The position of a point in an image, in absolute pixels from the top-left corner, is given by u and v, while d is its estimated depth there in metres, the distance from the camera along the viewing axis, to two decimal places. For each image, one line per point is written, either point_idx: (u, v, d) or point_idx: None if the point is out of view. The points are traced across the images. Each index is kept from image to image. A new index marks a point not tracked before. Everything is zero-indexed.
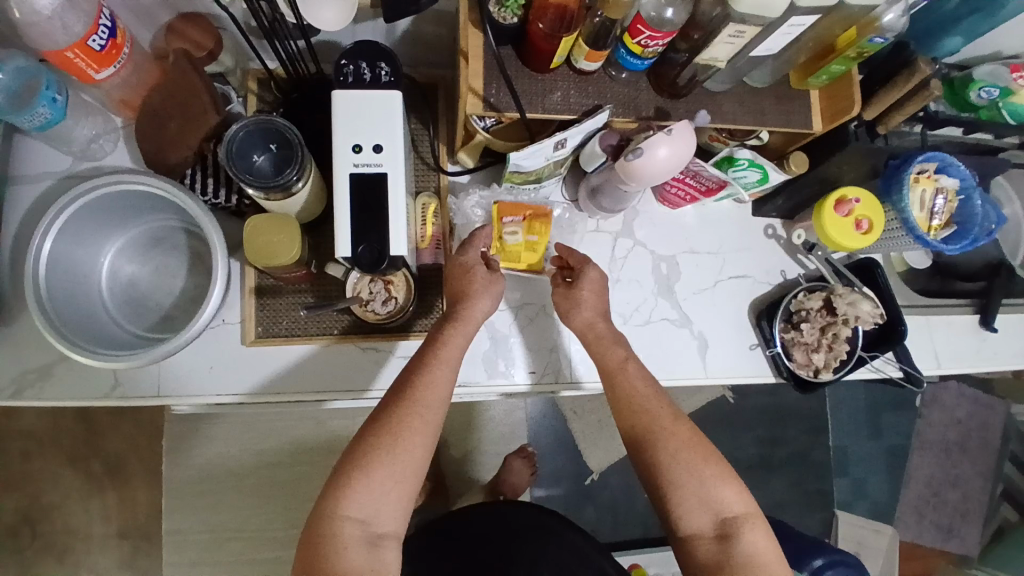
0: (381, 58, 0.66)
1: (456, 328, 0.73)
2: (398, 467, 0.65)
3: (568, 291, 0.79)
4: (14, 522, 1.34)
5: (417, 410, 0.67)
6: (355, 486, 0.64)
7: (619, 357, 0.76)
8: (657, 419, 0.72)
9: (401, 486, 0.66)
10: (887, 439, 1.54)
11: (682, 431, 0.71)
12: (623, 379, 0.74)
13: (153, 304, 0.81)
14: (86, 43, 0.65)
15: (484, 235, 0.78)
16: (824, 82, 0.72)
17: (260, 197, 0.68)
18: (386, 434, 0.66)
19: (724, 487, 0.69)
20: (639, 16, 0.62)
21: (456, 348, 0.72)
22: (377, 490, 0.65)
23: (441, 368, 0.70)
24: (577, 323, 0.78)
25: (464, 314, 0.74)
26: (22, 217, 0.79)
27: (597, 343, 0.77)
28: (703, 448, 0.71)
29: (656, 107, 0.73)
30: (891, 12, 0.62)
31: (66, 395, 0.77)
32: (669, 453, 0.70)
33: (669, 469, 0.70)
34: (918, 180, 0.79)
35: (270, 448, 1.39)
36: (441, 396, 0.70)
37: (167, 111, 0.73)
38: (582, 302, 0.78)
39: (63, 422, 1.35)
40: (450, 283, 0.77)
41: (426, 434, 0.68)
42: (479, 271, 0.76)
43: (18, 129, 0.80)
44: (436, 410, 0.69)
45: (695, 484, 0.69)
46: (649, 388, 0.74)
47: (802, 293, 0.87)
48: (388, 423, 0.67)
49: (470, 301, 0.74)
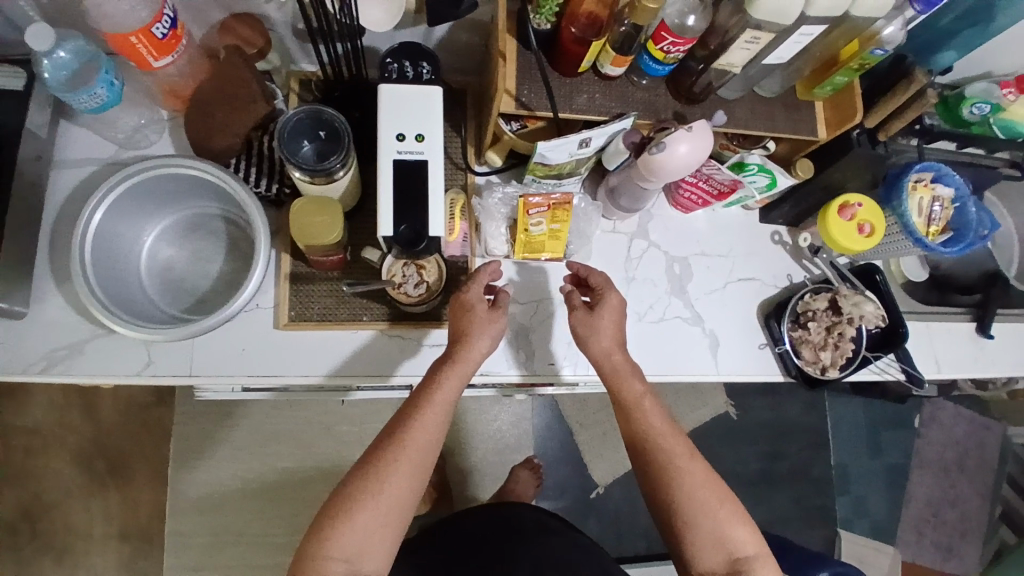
0: (423, 59, 0.74)
1: (454, 368, 0.74)
2: (381, 509, 0.68)
3: (588, 316, 0.79)
4: (14, 519, 1.32)
5: (406, 455, 0.70)
6: (341, 526, 0.67)
7: (636, 392, 0.77)
8: (672, 457, 0.74)
9: (386, 528, 0.68)
10: (887, 457, 1.56)
11: (698, 470, 0.74)
12: (640, 415, 0.76)
13: (189, 286, 0.84)
14: (150, 30, 0.70)
15: (487, 275, 0.79)
16: (829, 93, 0.78)
17: (305, 180, 0.72)
18: (372, 477, 0.69)
19: (738, 528, 0.72)
20: (663, 23, 0.69)
21: (451, 391, 0.73)
22: (361, 532, 0.67)
23: (432, 412, 0.72)
24: (595, 352, 0.78)
25: (460, 355, 0.74)
26: (64, 198, 0.83)
27: (615, 374, 0.77)
28: (719, 489, 0.73)
29: (675, 111, 0.79)
30: (890, 27, 0.69)
31: (97, 372, 0.79)
32: (683, 493, 0.73)
33: (684, 509, 0.73)
34: (916, 187, 0.85)
35: (278, 452, 1.40)
36: (431, 437, 0.72)
37: (215, 102, 0.78)
38: (600, 329, 0.78)
39: (70, 418, 1.35)
40: (451, 321, 0.77)
41: (412, 476, 0.70)
42: (478, 308, 0.76)
43: (64, 116, 0.84)
44: (424, 452, 0.71)
45: (710, 524, 0.72)
46: (666, 425, 0.76)
47: (808, 295, 0.92)
48: (375, 464, 0.69)
49: (469, 341, 0.74)
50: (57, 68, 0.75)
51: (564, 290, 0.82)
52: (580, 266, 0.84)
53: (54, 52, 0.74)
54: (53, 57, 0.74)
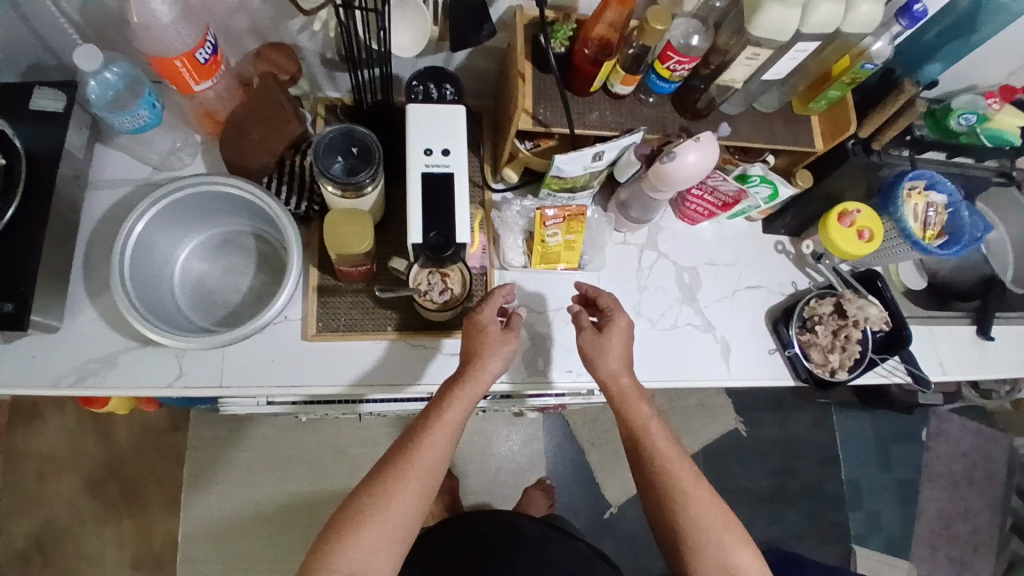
0: (446, 81, 0.79)
1: (465, 388, 0.74)
2: (388, 527, 0.68)
3: (596, 336, 0.80)
4: (25, 548, 1.31)
5: (414, 472, 0.70)
6: (347, 541, 0.67)
7: (642, 416, 0.77)
8: (679, 481, 0.74)
9: (391, 544, 0.68)
10: (897, 472, 1.57)
11: (704, 494, 0.74)
12: (647, 438, 0.76)
13: (220, 299, 0.87)
14: (194, 55, 0.75)
15: (504, 293, 0.80)
16: (823, 107, 0.84)
17: (336, 193, 0.76)
18: (380, 493, 0.69)
19: (742, 553, 0.73)
20: (670, 44, 0.74)
21: (459, 410, 0.73)
22: (367, 548, 0.67)
23: (440, 431, 0.72)
24: (602, 373, 0.79)
25: (473, 374, 0.74)
26: (99, 216, 0.87)
27: (622, 397, 0.78)
28: (726, 514, 0.74)
29: (680, 126, 0.84)
30: (878, 42, 0.75)
31: (128, 383, 0.81)
32: (691, 516, 0.73)
33: (691, 533, 0.73)
34: (910, 195, 0.91)
35: (291, 475, 1.39)
36: (440, 456, 0.72)
37: (251, 123, 0.83)
38: (608, 350, 0.79)
39: (83, 444, 1.36)
40: (463, 341, 0.78)
41: (420, 493, 0.70)
42: (492, 328, 0.77)
43: (100, 140, 0.89)
44: (433, 470, 0.71)
45: (715, 547, 0.72)
46: (672, 449, 0.76)
47: (814, 300, 0.96)
48: (382, 482, 0.69)
49: (481, 360, 0.75)
50: (104, 87, 0.80)
51: (573, 312, 0.84)
52: (589, 287, 0.86)
53: (102, 73, 0.80)
54: (101, 77, 0.79)
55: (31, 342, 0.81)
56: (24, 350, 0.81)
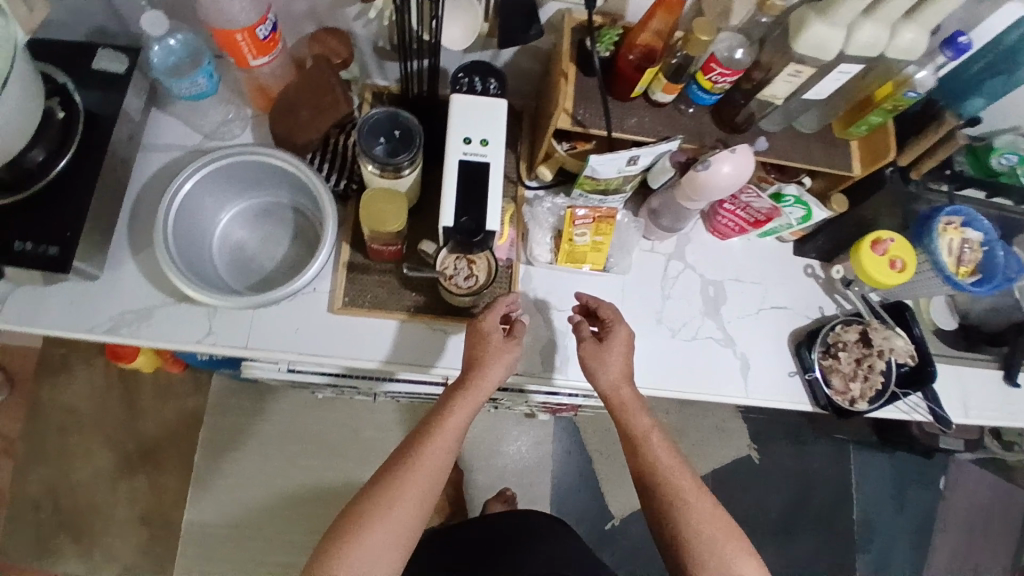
0: (492, 76, 0.80)
1: (466, 396, 0.75)
2: (390, 534, 0.69)
3: (597, 347, 0.80)
4: (38, 495, 1.36)
5: (415, 478, 0.71)
6: (350, 547, 0.68)
7: (644, 426, 0.78)
8: (678, 489, 0.74)
9: (393, 551, 0.69)
10: (911, 516, 1.52)
11: (705, 503, 0.74)
12: (646, 448, 0.77)
13: (255, 266, 0.90)
14: (254, 30, 0.77)
15: (506, 303, 0.81)
16: (864, 132, 0.84)
17: (376, 172, 0.79)
18: (383, 501, 0.70)
19: (745, 562, 0.72)
20: (713, 56, 0.75)
21: (462, 417, 0.75)
22: (370, 555, 0.68)
23: (442, 439, 0.74)
24: (603, 385, 0.80)
25: (475, 381, 0.76)
26: (150, 177, 0.91)
27: (623, 408, 0.79)
28: (728, 525, 0.73)
29: (718, 139, 0.84)
30: (922, 71, 0.75)
31: (161, 336, 0.85)
32: (693, 526, 0.73)
33: (692, 543, 0.72)
34: (946, 230, 0.89)
35: (302, 450, 1.42)
36: (442, 464, 0.73)
37: (301, 102, 0.86)
38: (609, 363, 0.80)
39: (107, 401, 1.41)
40: (466, 349, 0.79)
41: (423, 504, 0.71)
42: (494, 336, 0.78)
43: (157, 106, 0.92)
44: (434, 477, 0.72)
45: (716, 559, 0.71)
46: (671, 458, 0.76)
47: (840, 326, 0.95)
48: (384, 488, 0.71)
49: (483, 368, 0.76)
50: (167, 53, 0.84)
51: (574, 321, 0.85)
52: (590, 298, 0.86)
53: (166, 40, 0.84)
54: (165, 44, 0.84)
55: (76, 289, 0.85)
56: (67, 296, 0.85)
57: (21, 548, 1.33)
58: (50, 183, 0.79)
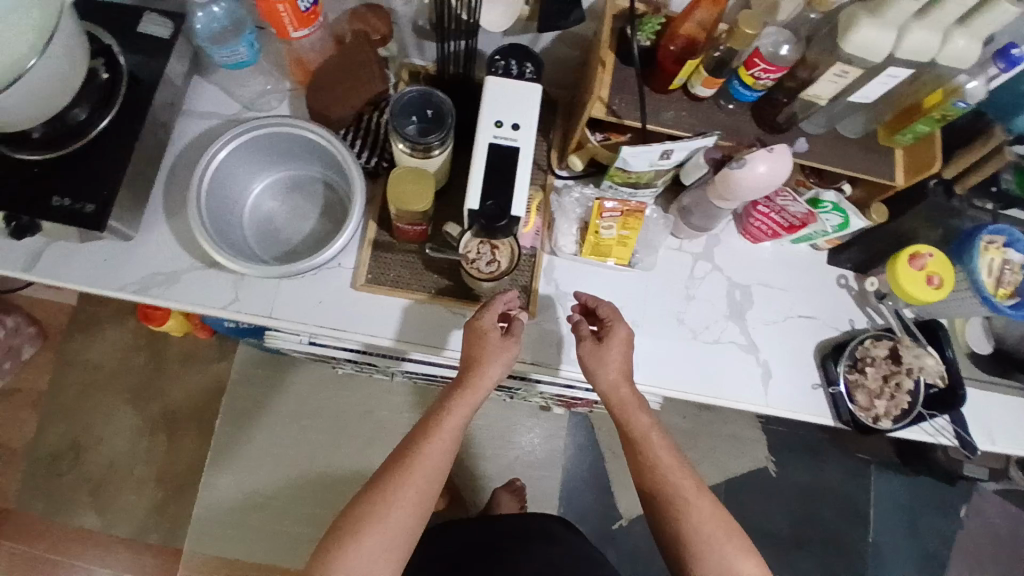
0: (528, 60, 0.79)
1: (463, 396, 0.76)
2: (387, 536, 0.69)
3: (596, 346, 0.79)
4: (61, 446, 1.40)
5: (411, 481, 0.71)
6: (347, 549, 0.68)
7: (644, 424, 0.77)
8: (680, 489, 0.74)
9: (390, 554, 0.69)
10: (929, 545, 1.47)
11: (705, 502, 0.73)
12: (647, 449, 0.76)
13: (283, 237, 0.92)
14: (297, 3, 0.77)
15: (501, 303, 0.80)
16: (909, 141, 0.80)
17: (406, 151, 0.79)
18: (380, 502, 0.70)
19: (744, 561, 0.71)
20: (758, 50, 0.73)
21: (459, 418, 0.75)
22: (368, 557, 0.68)
23: (439, 440, 0.74)
24: (602, 384, 0.78)
25: (473, 382, 0.76)
26: (188, 142, 0.92)
27: (622, 407, 0.78)
28: (727, 524, 0.73)
29: (757, 137, 0.82)
30: (973, 82, 0.71)
31: (187, 300, 0.87)
32: (693, 524, 0.72)
33: (690, 540, 0.72)
34: (987, 249, 0.86)
35: (317, 424, 1.45)
36: (440, 466, 0.73)
37: (337, 78, 0.87)
38: (608, 361, 0.78)
39: (134, 361, 1.45)
40: (465, 349, 0.78)
41: (420, 506, 0.71)
42: (493, 334, 0.77)
43: (199, 73, 0.94)
44: (431, 477, 0.73)
45: (716, 555, 0.71)
46: (673, 458, 0.76)
47: (870, 340, 0.92)
48: (382, 490, 0.71)
49: (481, 368, 0.76)
50: (211, 20, 0.86)
51: (573, 322, 0.83)
52: (588, 296, 0.84)
53: (211, 6, 0.85)
54: (209, 10, 0.85)
55: (109, 248, 0.88)
56: (100, 254, 0.88)
57: (43, 495, 1.39)
58: (89, 142, 0.81)
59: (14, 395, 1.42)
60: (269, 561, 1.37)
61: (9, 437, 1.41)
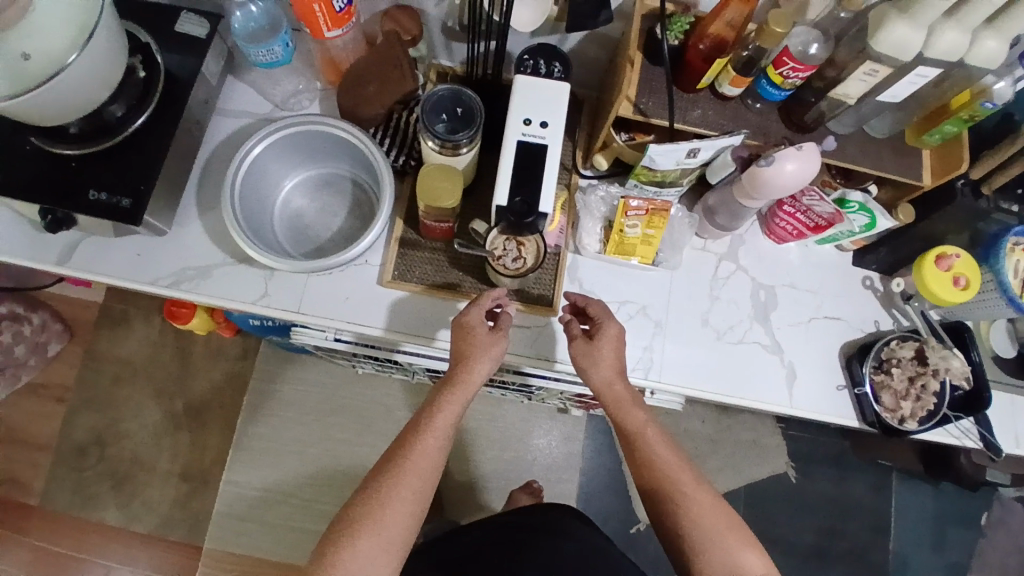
0: (556, 59, 0.80)
1: (453, 393, 0.76)
2: (382, 538, 0.70)
3: (588, 346, 0.79)
4: (87, 441, 1.43)
5: (406, 481, 0.72)
6: (343, 552, 0.69)
7: (639, 420, 0.77)
8: (678, 483, 0.74)
9: (387, 555, 0.70)
10: (953, 556, 1.45)
11: (704, 495, 0.74)
12: (643, 444, 0.77)
13: (312, 234, 0.93)
14: (332, 3, 0.78)
15: (490, 297, 0.80)
16: (937, 142, 0.80)
17: (435, 149, 0.80)
18: (373, 505, 0.71)
19: (749, 553, 0.72)
20: (787, 49, 0.73)
21: (450, 414, 0.76)
22: (364, 559, 0.69)
23: (431, 437, 0.75)
24: (596, 382, 0.79)
25: (463, 378, 0.77)
26: (221, 140, 0.94)
27: (617, 405, 0.78)
28: (729, 517, 0.73)
29: (784, 137, 0.82)
30: (1001, 82, 0.71)
31: (219, 295, 0.89)
32: (693, 521, 0.73)
33: (691, 535, 0.72)
34: (1013, 250, 0.85)
35: (336, 423, 1.46)
36: (432, 463, 0.74)
37: (369, 76, 0.88)
38: (599, 359, 0.78)
39: (158, 357, 1.47)
40: (454, 344, 0.79)
41: (414, 505, 0.72)
42: (480, 330, 0.78)
43: (232, 73, 0.96)
44: (424, 476, 0.74)
45: (720, 550, 0.72)
46: (668, 454, 0.76)
47: (895, 341, 0.91)
48: (375, 492, 0.72)
49: (469, 364, 0.77)
50: (248, 19, 0.87)
51: (563, 322, 0.83)
52: (578, 295, 0.83)
53: (248, 5, 0.86)
54: (246, 10, 0.87)
55: (141, 242, 0.90)
56: (134, 248, 0.89)
57: (68, 489, 1.41)
58: (127, 138, 0.83)
59: (40, 389, 1.45)
60: (287, 559, 1.38)
61: (37, 431, 1.43)
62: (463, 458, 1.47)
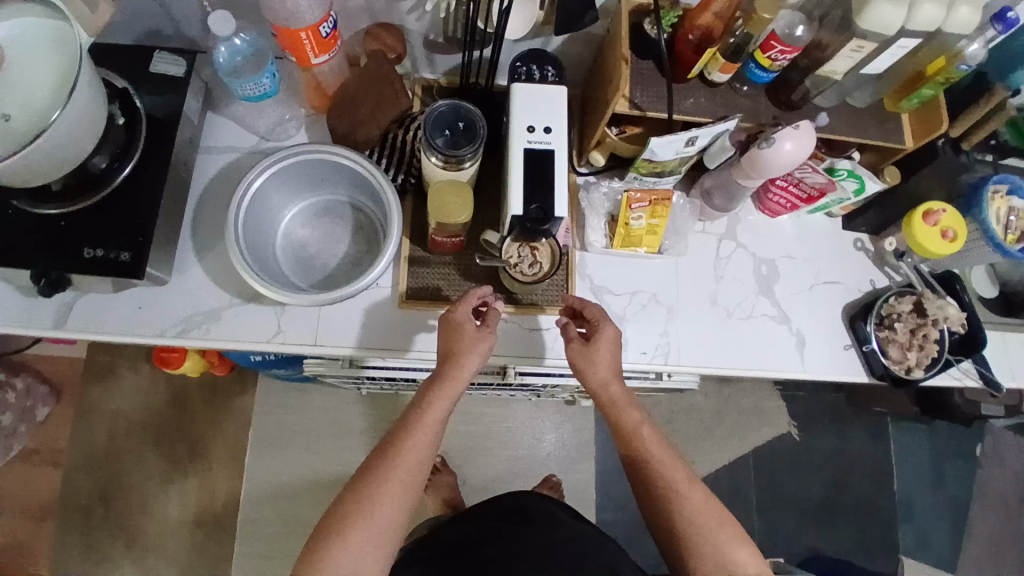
0: (548, 63, 0.82)
1: (442, 391, 0.76)
2: (378, 528, 0.69)
3: (584, 347, 0.80)
4: (90, 500, 1.37)
5: (398, 475, 0.71)
6: (334, 548, 0.67)
7: (633, 420, 0.79)
8: (672, 482, 0.76)
9: (378, 549, 0.69)
10: (952, 489, 1.53)
11: (698, 495, 0.75)
12: (639, 444, 0.78)
13: (318, 263, 0.91)
14: (318, 29, 0.77)
15: (478, 291, 0.81)
16: (916, 105, 0.84)
17: (439, 165, 0.79)
18: (363, 500, 0.70)
19: (739, 549, 0.73)
20: (774, 33, 0.75)
21: (439, 410, 0.75)
22: (356, 552, 0.68)
23: (422, 431, 0.74)
24: (592, 382, 0.80)
25: (454, 374, 0.76)
26: (210, 179, 0.91)
27: (613, 404, 0.80)
28: (721, 512, 0.75)
29: (774, 116, 0.85)
30: (973, 45, 0.75)
31: (230, 337, 0.86)
32: (687, 516, 0.74)
33: (684, 529, 0.74)
34: (993, 198, 0.91)
35: (348, 446, 1.44)
36: (422, 457, 0.74)
37: (361, 97, 0.86)
38: (595, 361, 0.80)
39: (154, 405, 1.42)
40: (440, 342, 0.79)
41: (405, 496, 0.71)
42: (468, 326, 0.78)
43: (212, 108, 0.93)
44: (415, 472, 0.73)
45: (709, 546, 0.72)
46: (663, 453, 0.78)
47: (893, 297, 0.96)
48: (367, 487, 0.71)
49: (458, 361, 0.77)
50: (234, 52, 0.85)
51: (560, 325, 0.84)
52: (575, 298, 0.84)
53: (233, 39, 0.85)
54: (231, 43, 0.85)
55: (141, 293, 0.86)
56: (134, 300, 0.86)
57: (76, 553, 1.35)
58: (116, 189, 0.80)
59: (34, 456, 1.39)
60: None
61: (35, 498, 1.37)
62: (480, 464, 1.48)
